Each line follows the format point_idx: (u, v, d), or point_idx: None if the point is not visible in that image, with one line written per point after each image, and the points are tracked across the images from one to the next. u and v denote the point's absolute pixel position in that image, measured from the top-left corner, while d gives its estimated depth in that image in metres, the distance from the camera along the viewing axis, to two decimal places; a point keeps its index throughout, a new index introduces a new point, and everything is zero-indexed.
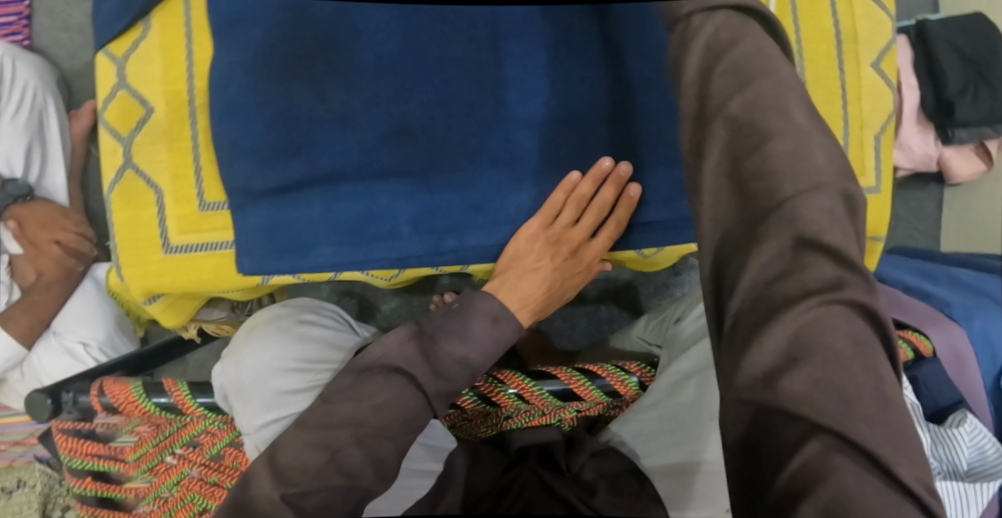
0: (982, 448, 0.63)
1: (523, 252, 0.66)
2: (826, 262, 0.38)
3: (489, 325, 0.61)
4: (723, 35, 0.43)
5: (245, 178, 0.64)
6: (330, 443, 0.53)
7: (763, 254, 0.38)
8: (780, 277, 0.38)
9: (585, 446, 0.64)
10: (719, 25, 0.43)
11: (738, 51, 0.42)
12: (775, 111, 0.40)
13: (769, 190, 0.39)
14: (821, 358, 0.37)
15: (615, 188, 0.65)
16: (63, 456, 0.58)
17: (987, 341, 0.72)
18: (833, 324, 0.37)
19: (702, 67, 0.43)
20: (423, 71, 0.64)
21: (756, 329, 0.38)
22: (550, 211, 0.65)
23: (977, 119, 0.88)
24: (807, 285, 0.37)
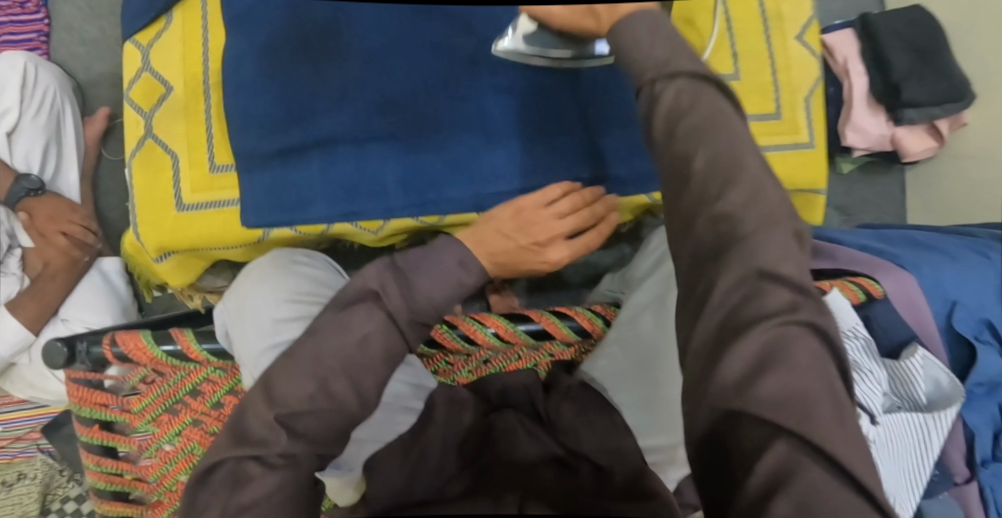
0: (937, 380, 0.70)
1: (509, 230, 0.64)
2: (783, 289, 0.42)
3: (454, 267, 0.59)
4: (683, 97, 0.47)
5: (254, 142, 0.67)
6: (318, 371, 0.54)
7: (726, 279, 0.42)
8: (747, 300, 0.42)
9: (560, 386, 0.67)
10: (679, 90, 0.48)
11: (694, 115, 0.47)
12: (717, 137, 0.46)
13: (731, 232, 0.44)
14: (784, 367, 0.41)
15: (601, 211, 0.70)
16: (74, 404, 0.64)
17: (937, 287, 0.76)
18: (798, 344, 0.41)
19: (667, 124, 0.48)
20: (414, 54, 0.68)
21: (728, 342, 0.42)
22: (549, 197, 0.67)
23: (926, 99, 0.97)
24: (771, 306, 0.42)
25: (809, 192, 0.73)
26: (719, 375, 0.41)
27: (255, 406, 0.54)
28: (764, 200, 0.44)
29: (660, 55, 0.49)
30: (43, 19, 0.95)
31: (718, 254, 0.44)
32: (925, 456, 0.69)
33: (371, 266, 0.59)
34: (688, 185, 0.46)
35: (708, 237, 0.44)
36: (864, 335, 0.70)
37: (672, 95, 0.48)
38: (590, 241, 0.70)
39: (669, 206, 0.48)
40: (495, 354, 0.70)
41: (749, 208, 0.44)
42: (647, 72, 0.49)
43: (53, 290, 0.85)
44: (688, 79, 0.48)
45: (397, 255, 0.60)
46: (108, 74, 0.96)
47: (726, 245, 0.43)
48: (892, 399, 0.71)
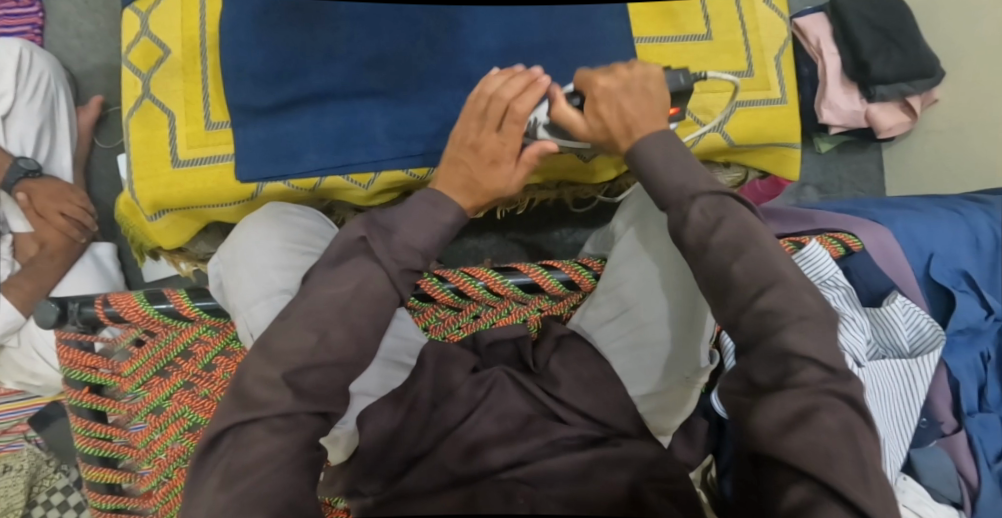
0: (919, 327, 0.71)
1: (456, 158, 0.62)
2: (815, 365, 0.49)
3: (427, 210, 0.59)
4: (709, 215, 0.54)
5: (247, 96, 0.69)
6: (318, 324, 0.55)
7: (763, 360, 0.50)
8: (787, 376, 0.49)
9: (550, 333, 0.69)
10: (704, 208, 0.55)
11: (724, 230, 0.53)
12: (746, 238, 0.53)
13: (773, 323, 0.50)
14: (814, 428, 0.47)
15: (525, 81, 0.61)
16: (63, 366, 0.64)
17: (912, 241, 0.79)
18: (833, 411, 0.47)
19: (698, 237, 0.54)
20: (397, 13, 0.71)
21: (766, 402, 0.49)
22: (475, 113, 0.62)
23: (893, 75, 1.02)
24: (806, 380, 0.48)
25: (785, 147, 0.76)
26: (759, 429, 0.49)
27: (254, 365, 0.54)
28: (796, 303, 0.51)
29: (679, 179, 0.57)
30: (37, 12, 0.97)
31: (759, 340, 0.51)
32: (912, 403, 0.70)
33: (352, 221, 0.59)
34: (731, 291, 0.52)
35: (753, 332, 0.51)
36: (844, 284, 0.72)
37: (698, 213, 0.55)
38: (531, 103, 0.61)
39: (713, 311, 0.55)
40: (485, 308, 0.70)
41: (811, 312, 0.51)
42: (671, 198, 0.57)
43: (50, 270, 0.87)
44: (709, 198, 0.55)
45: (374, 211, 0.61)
46: (103, 66, 0.99)
47: (762, 334, 0.51)
48: (877, 347, 0.72)
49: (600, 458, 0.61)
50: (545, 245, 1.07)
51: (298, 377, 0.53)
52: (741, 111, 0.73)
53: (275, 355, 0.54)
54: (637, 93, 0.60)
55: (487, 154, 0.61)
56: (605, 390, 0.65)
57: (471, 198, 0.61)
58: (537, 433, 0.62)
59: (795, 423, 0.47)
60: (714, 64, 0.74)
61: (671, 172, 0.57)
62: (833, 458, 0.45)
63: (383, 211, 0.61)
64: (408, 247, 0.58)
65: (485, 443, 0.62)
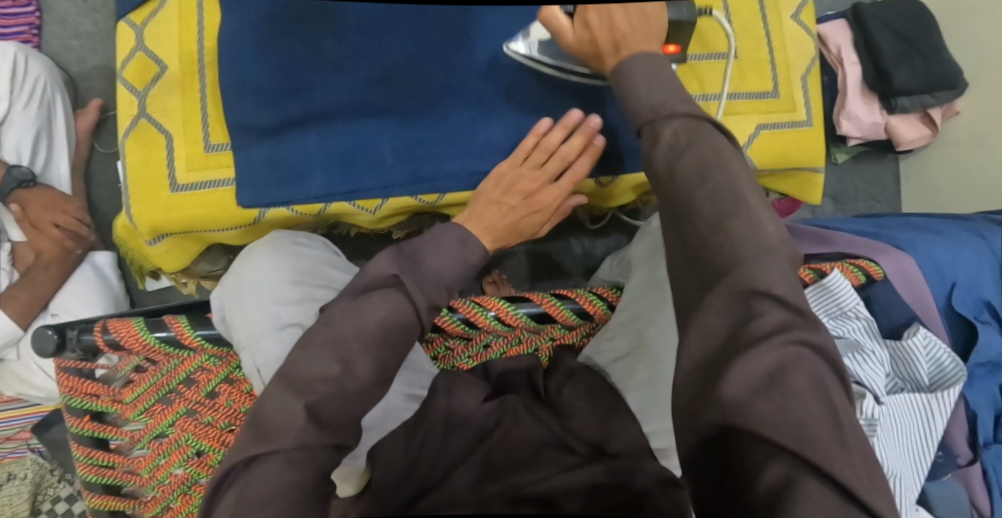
0: (939, 361, 0.70)
1: (496, 199, 0.65)
2: (776, 307, 0.44)
3: (457, 247, 0.60)
4: (681, 136, 0.51)
5: (248, 115, 0.66)
6: (339, 353, 0.53)
7: (718, 301, 0.45)
8: (745, 322, 0.44)
9: (563, 366, 0.67)
10: (678, 130, 0.51)
11: (693, 151, 0.50)
12: (717, 164, 0.49)
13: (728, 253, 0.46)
14: (784, 390, 0.43)
15: (583, 138, 0.66)
16: (63, 394, 0.63)
17: (936, 268, 0.76)
18: (801, 366, 0.44)
19: (666, 160, 0.51)
20: (406, 22, 0.66)
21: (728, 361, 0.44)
22: (517, 154, 0.66)
23: (916, 86, 0.98)
24: (767, 326, 0.44)
25: (809, 171, 0.73)
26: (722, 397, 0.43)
27: (275, 395, 0.52)
28: (757, 229, 0.47)
29: (656, 99, 0.54)
30: (34, 12, 0.94)
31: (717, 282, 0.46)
32: (929, 437, 0.68)
33: (382, 255, 0.58)
34: (694, 218, 0.48)
35: (714, 273, 0.46)
36: (865, 315, 0.70)
37: (671, 133, 0.52)
38: (586, 162, 0.67)
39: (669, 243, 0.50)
40: (495, 338, 0.67)
41: None
42: (644, 115, 0.53)
43: (47, 280, 0.85)
44: (684, 120, 0.52)
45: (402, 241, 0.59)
46: (102, 67, 0.96)
47: (724, 269, 0.46)
48: (895, 380, 0.70)
49: (607, 471, 0.58)
50: (557, 256, 1.04)
51: (320, 404, 0.51)
52: (765, 134, 0.70)
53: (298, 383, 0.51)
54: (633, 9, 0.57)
55: (535, 202, 0.67)
56: (612, 421, 0.63)
57: (502, 238, 0.65)
58: (547, 462, 0.60)
59: (765, 387, 0.43)
60: (739, 83, 0.71)
61: (650, 89, 0.54)
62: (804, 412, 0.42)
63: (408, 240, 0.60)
64: (434, 279, 0.57)
65: (499, 470, 0.60)
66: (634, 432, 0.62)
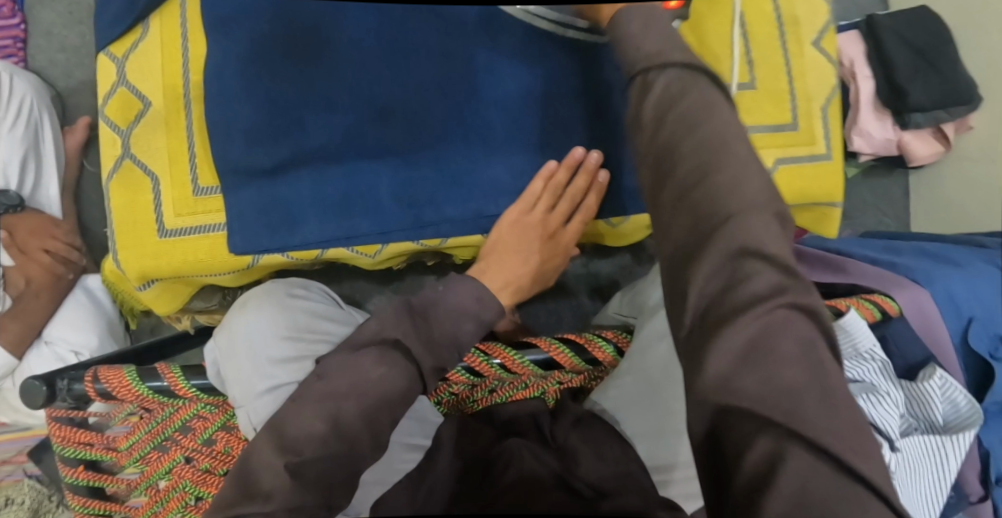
0: (955, 402, 0.68)
1: (516, 248, 0.67)
2: (767, 269, 0.42)
3: (472, 304, 0.59)
4: (673, 88, 0.48)
5: (236, 158, 0.65)
6: (330, 411, 0.52)
7: (706, 265, 0.42)
8: (732, 287, 0.41)
9: (568, 412, 0.66)
10: (670, 80, 0.48)
11: (684, 103, 0.47)
12: (708, 113, 0.46)
13: (712, 211, 0.43)
14: (768, 359, 0.40)
15: (587, 177, 0.67)
16: (56, 444, 0.61)
17: (950, 300, 0.74)
18: (788, 331, 0.41)
19: (656, 111, 0.47)
20: (402, 59, 0.64)
21: (716, 331, 0.41)
22: (528, 199, 0.66)
23: (930, 103, 0.96)
24: (756, 290, 0.41)
25: (826, 206, 0.72)
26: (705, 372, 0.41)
27: (261, 447, 0.52)
28: (746, 182, 0.44)
29: (653, 47, 0.50)
30: (20, 24, 0.92)
31: (701, 245, 0.43)
32: (943, 480, 0.67)
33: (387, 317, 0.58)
34: (674, 168, 0.45)
35: (691, 234, 0.43)
36: (881, 357, 0.68)
37: (663, 86, 0.48)
38: (595, 201, 0.69)
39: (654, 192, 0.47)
40: (501, 383, 0.65)
41: None
42: (639, 62, 0.50)
43: (38, 308, 0.83)
44: (678, 71, 0.48)
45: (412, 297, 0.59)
46: (90, 82, 0.94)
47: (706, 230, 0.43)
48: (909, 421, 0.69)
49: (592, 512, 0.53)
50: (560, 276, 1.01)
51: (303, 467, 0.50)
52: (784, 170, 0.68)
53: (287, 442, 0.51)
54: None
55: (561, 243, 0.71)
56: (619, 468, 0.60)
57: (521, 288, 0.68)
58: (549, 498, 0.55)
59: (747, 359, 0.41)
60: (756, 114, 0.68)
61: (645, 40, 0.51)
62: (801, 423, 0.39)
63: (416, 293, 0.60)
64: (435, 335, 0.56)
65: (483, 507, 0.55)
66: (639, 477, 0.59)
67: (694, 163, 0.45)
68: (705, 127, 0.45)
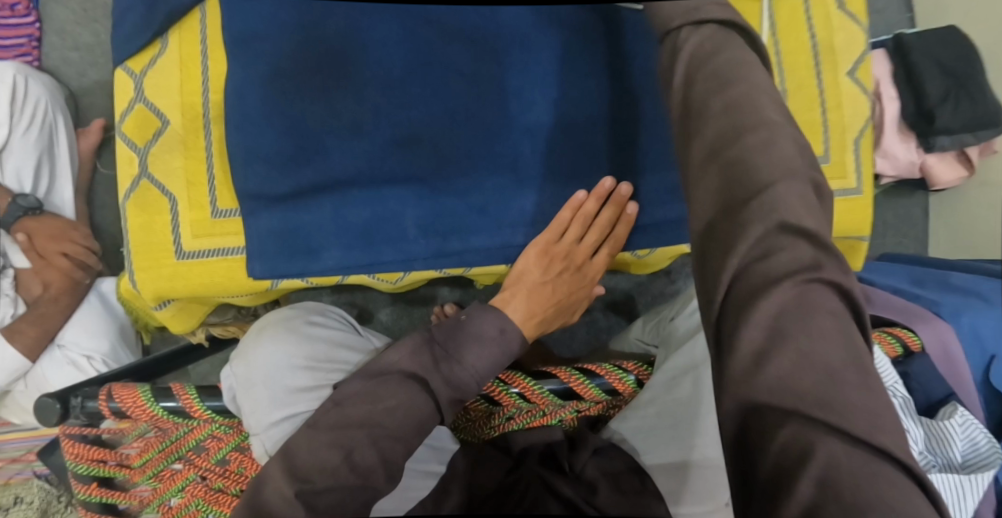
0: (974, 440, 0.67)
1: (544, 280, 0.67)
2: (803, 243, 0.41)
3: (495, 336, 0.59)
4: (706, 45, 0.48)
5: (258, 183, 0.65)
6: (345, 442, 0.51)
7: (743, 240, 0.41)
8: (763, 257, 0.41)
9: (587, 442, 0.64)
10: (704, 37, 0.48)
11: (716, 62, 0.46)
12: (742, 70, 0.46)
13: (745, 177, 0.42)
14: (808, 330, 0.39)
15: (616, 208, 0.67)
16: (70, 460, 0.61)
17: (976, 338, 0.74)
18: (820, 303, 0.40)
19: (688, 72, 0.48)
20: (430, 86, 0.66)
21: (747, 304, 0.40)
22: (556, 228, 0.67)
23: (959, 126, 0.96)
24: (787, 262, 0.40)
25: (854, 239, 0.72)
26: (737, 352, 0.40)
27: (274, 477, 0.51)
28: (777, 147, 0.43)
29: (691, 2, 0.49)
30: (34, 22, 0.91)
31: (730, 210, 0.42)
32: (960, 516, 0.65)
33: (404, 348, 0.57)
34: (705, 127, 0.45)
35: (721, 197, 0.43)
36: (903, 393, 0.67)
37: (694, 47, 0.48)
38: (623, 234, 0.69)
39: (690, 151, 0.46)
40: (518, 409, 0.65)
41: None
42: (675, 18, 0.50)
43: (55, 313, 0.83)
44: (712, 28, 0.48)
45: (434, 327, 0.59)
46: (103, 82, 0.93)
47: (742, 195, 0.42)
48: (927, 457, 0.66)
49: None
50: None
51: (315, 496, 0.47)
52: None
53: (298, 468, 0.51)
54: None
55: (589, 274, 0.71)
56: (637, 501, 0.56)
57: (551, 321, 0.69)
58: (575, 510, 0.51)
59: (777, 338, 0.39)
60: None
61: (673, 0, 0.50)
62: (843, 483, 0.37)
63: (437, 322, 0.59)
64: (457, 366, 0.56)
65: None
66: (659, 508, 0.57)
67: (725, 126, 0.44)
68: (737, 89, 0.45)
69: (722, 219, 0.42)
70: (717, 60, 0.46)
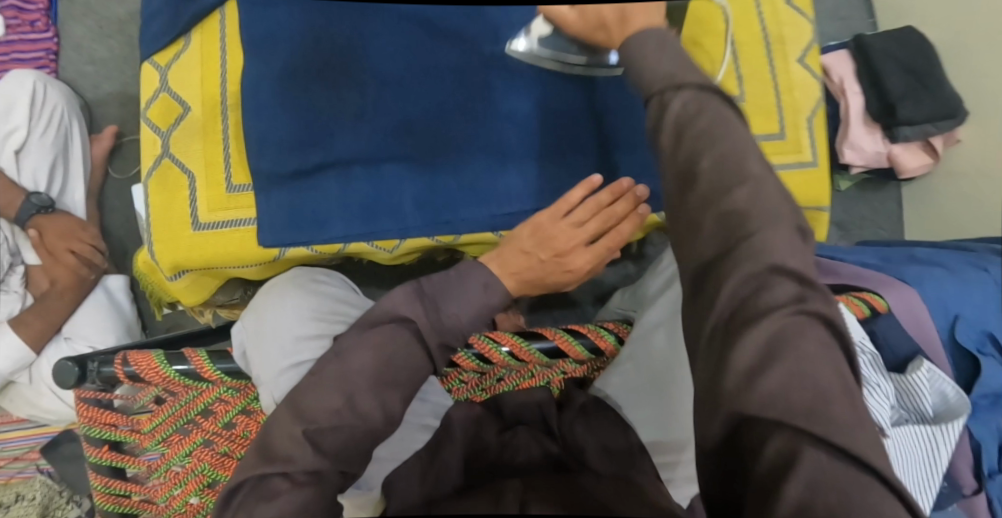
0: (943, 393, 0.70)
1: (528, 250, 0.67)
2: (790, 281, 0.45)
3: (480, 294, 0.62)
4: (690, 107, 0.50)
5: (271, 163, 0.70)
6: (346, 385, 0.55)
7: (733, 279, 0.45)
8: (757, 293, 0.44)
9: (575, 401, 0.67)
10: (687, 99, 0.50)
11: (702, 122, 0.49)
12: (725, 130, 0.49)
13: (739, 226, 0.46)
14: (795, 356, 0.42)
15: (628, 204, 0.69)
16: (83, 424, 0.64)
17: (939, 301, 0.78)
18: (806, 332, 0.43)
19: (675, 132, 0.50)
20: (427, 74, 0.71)
21: (739, 332, 0.44)
22: (561, 207, 0.68)
23: (921, 118, 0.99)
24: (780, 298, 0.44)
25: (814, 209, 0.76)
26: (731, 369, 0.43)
27: (284, 422, 0.55)
28: (763, 198, 0.47)
29: (667, 68, 0.52)
30: (52, 38, 1.00)
31: (723, 258, 0.45)
32: (935, 469, 0.69)
33: (399, 291, 0.61)
34: (696, 184, 0.48)
35: (717, 246, 0.46)
36: (871, 350, 0.71)
37: (680, 105, 0.50)
38: (627, 232, 0.70)
39: (675, 207, 0.49)
40: (508, 371, 0.70)
41: None
42: (656, 83, 0.52)
43: (60, 308, 0.86)
44: (695, 90, 0.51)
45: (423, 279, 0.62)
46: (116, 94, 1.00)
47: (734, 242, 0.45)
48: (900, 412, 0.71)
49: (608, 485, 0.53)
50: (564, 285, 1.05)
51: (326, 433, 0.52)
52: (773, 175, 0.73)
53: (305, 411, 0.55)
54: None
55: (578, 263, 0.70)
56: (625, 459, 0.59)
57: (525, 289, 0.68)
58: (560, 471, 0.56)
59: (767, 359, 0.42)
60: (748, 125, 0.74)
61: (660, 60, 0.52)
62: (815, 422, 0.41)
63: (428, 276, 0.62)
64: (447, 319, 0.59)
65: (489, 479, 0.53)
66: (645, 463, 0.60)
67: (713, 181, 0.47)
68: (724, 142, 0.48)
69: (721, 260, 0.45)
70: (700, 120, 0.49)
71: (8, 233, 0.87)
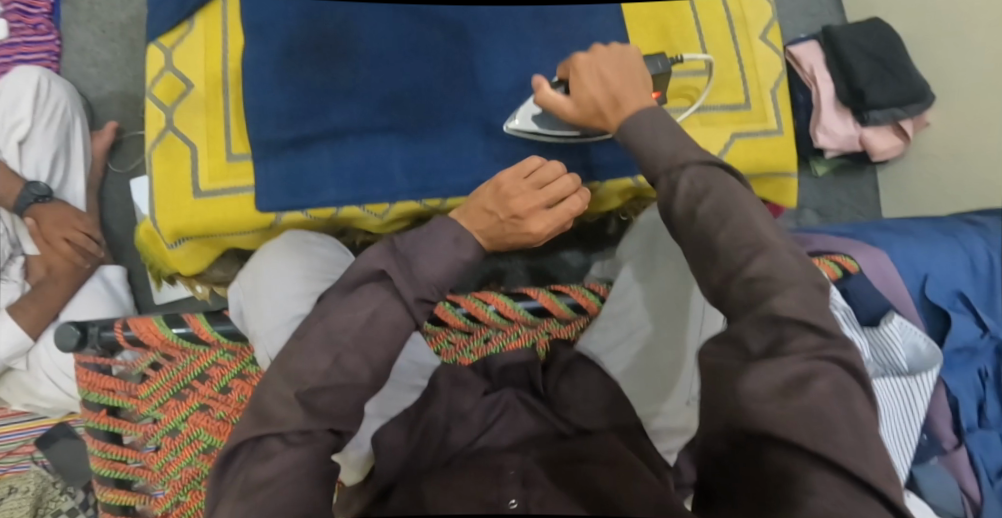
0: (915, 346, 0.73)
1: (491, 209, 0.64)
2: (807, 333, 0.46)
3: (450, 246, 0.62)
4: (697, 185, 0.54)
5: (269, 133, 0.73)
6: (333, 346, 0.57)
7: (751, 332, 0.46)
8: (776, 346, 0.45)
9: (558, 361, 0.70)
10: (694, 176, 0.54)
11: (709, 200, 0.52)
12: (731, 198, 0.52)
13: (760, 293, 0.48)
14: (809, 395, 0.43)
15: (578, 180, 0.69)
16: (82, 388, 0.66)
17: (909, 263, 0.81)
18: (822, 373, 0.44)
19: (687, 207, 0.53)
20: (413, 52, 0.75)
21: (749, 358, 0.45)
22: (522, 169, 0.67)
23: (889, 102, 1.03)
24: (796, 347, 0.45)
25: (783, 175, 0.80)
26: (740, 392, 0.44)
27: (274, 385, 0.56)
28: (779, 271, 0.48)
29: (668, 152, 0.57)
30: (54, 40, 1.05)
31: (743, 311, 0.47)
32: (913, 420, 0.71)
33: (371, 249, 0.61)
34: (717, 257, 0.51)
35: (733, 284, 0.48)
36: (843, 306, 0.73)
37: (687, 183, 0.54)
38: (578, 205, 0.69)
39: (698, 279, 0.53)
40: (495, 332, 0.72)
41: None
42: (661, 165, 0.57)
43: (56, 295, 0.89)
44: (698, 168, 0.55)
45: (396, 238, 0.63)
46: (117, 94, 1.05)
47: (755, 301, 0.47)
48: (876, 367, 0.73)
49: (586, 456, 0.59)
50: (554, 270, 1.07)
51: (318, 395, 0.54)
52: (740, 142, 0.77)
53: (292, 373, 0.56)
54: (616, 61, 0.65)
55: (534, 227, 0.66)
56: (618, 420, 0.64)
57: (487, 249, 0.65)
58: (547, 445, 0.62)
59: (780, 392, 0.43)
60: (716, 98, 0.78)
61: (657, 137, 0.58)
62: (810, 430, 0.42)
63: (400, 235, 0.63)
64: (425, 277, 0.60)
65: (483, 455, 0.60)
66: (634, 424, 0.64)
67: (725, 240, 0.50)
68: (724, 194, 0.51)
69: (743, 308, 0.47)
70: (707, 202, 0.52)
71: (8, 223, 0.92)
